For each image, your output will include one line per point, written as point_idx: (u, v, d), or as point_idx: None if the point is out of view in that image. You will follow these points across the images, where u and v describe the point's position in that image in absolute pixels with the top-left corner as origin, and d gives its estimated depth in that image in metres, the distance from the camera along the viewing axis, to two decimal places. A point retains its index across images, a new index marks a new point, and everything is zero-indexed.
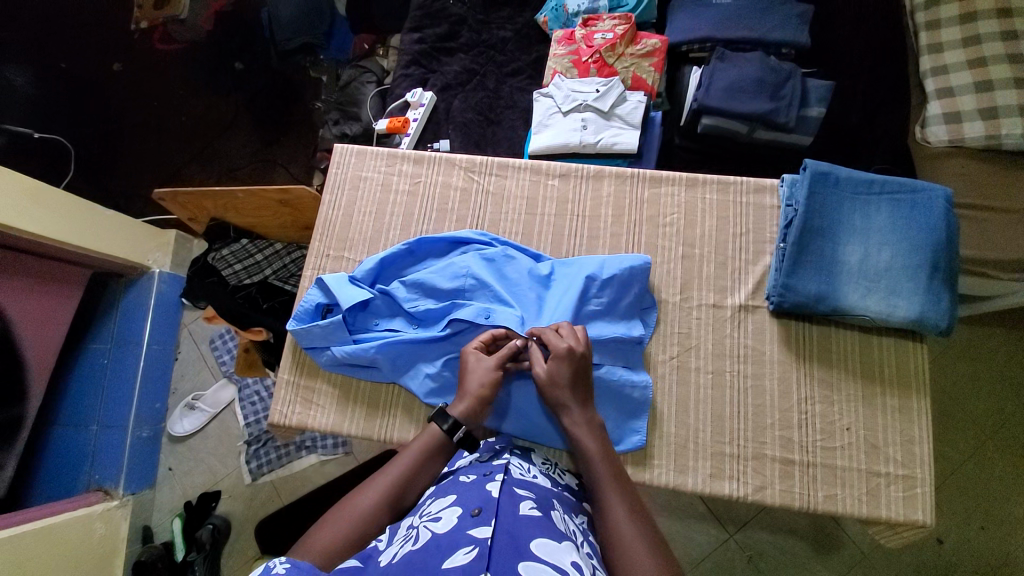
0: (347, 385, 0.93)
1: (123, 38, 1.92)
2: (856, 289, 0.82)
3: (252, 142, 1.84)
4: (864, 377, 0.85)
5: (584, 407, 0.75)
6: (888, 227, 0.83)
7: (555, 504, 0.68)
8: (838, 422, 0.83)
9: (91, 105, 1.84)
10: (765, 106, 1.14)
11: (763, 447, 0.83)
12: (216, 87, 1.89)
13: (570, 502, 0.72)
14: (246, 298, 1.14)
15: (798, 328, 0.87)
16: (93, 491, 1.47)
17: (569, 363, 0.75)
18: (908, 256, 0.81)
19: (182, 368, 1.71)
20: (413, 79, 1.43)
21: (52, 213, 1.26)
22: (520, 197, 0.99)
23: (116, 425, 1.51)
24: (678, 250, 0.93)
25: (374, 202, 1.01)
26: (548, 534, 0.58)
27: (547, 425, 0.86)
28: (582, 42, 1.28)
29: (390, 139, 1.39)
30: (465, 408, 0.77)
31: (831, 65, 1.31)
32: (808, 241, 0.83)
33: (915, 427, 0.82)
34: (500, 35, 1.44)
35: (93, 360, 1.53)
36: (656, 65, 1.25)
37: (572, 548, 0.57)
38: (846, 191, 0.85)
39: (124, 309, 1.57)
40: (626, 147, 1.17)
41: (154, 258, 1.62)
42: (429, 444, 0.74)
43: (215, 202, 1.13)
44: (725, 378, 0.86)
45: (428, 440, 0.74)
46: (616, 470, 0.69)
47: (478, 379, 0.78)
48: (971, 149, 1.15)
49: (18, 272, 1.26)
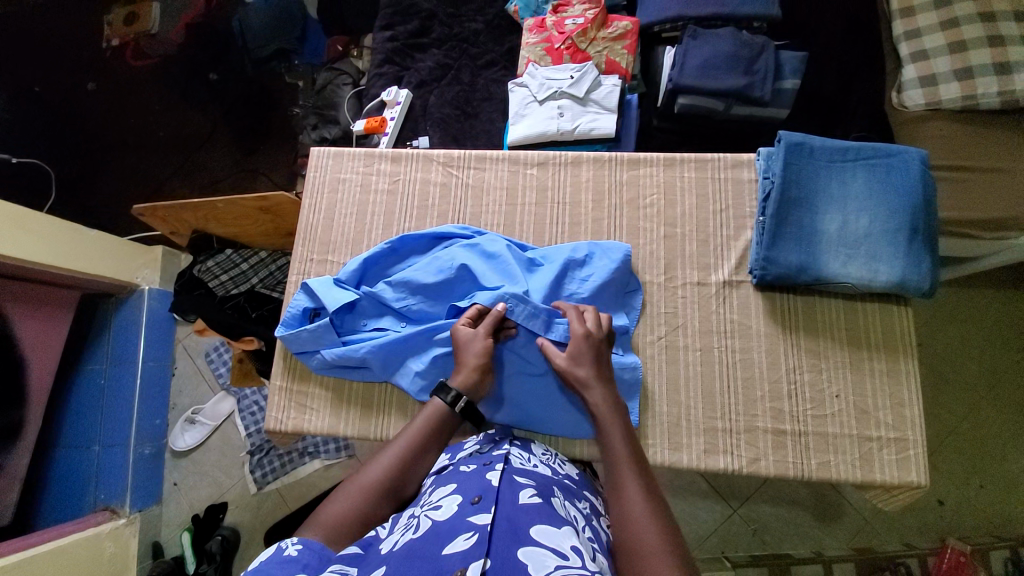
0: (339, 388, 0.93)
1: (95, 57, 1.90)
2: (836, 257, 0.82)
3: (233, 152, 1.83)
4: (850, 343, 0.86)
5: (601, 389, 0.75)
6: (864, 193, 0.83)
7: (556, 490, 0.69)
8: (827, 390, 0.84)
9: (69, 126, 1.83)
10: (739, 82, 1.14)
11: (755, 419, 0.83)
12: (193, 99, 1.87)
13: (571, 489, 0.73)
14: (235, 308, 1.13)
15: (782, 300, 0.88)
16: (100, 511, 1.48)
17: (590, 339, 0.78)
18: (886, 220, 0.81)
19: (180, 383, 1.71)
20: (387, 77, 1.42)
21: (39, 237, 1.26)
22: (499, 188, 0.99)
23: (118, 443, 1.52)
24: (660, 231, 0.93)
25: (355, 203, 1.01)
26: (549, 520, 0.58)
27: (546, 412, 0.86)
28: (554, 29, 1.28)
29: (368, 140, 1.39)
30: (464, 378, 0.78)
31: (803, 36, 1.30)
32: (786, 213, 0.84)
33: (905, 390, 0.83)
34: (472, 28, 1.43)
35: (91, 381, 1.54)
36: (628, 47, 1.24)
37: (571, 533, 0.57)
38: (820, 160, 0.85)
39: (117, 329, 1.57)
40: (604, 132, 1.16)
41: (143, 275, 1.62)
42: (430, 422, 0.75)
43: (197, 215, 1.12)
44: (713, 354, 0.87)
45: (430, 416, 0.75)
46: (635, 452, 0.70)
47: (472, 349, 0.79)
48: (947, 111, 1.15)
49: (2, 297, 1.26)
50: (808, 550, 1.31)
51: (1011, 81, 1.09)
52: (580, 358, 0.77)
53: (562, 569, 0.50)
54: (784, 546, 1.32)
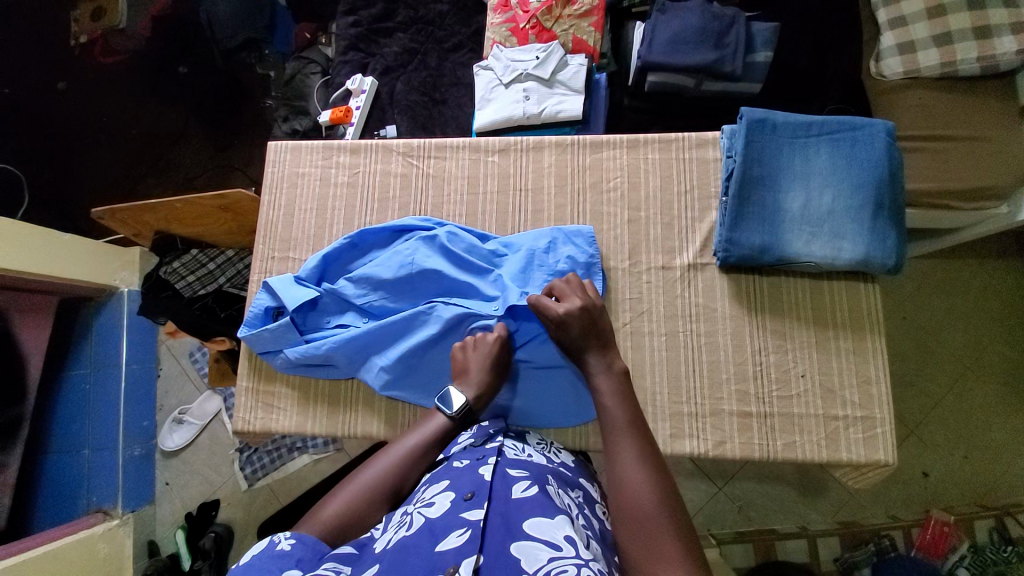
0: (307, 388, 0.92)
1: (60, 54, 1.84)
2: (799, 236, 0.81)
3: (205, 148, 1.80)
4: (816, 323, 0.84)
5: (604, 361, 0.73)
6: (828, 169, 0.81)
7: (550, 479, 0.68)
8: (794, 369, 0.83)
9: (36, 128, 1.79)
10: (709, 56, 1.10)
11: (721, 402, 0.83)
12: (163, 95, 1.83)
13: (565, 478, 0.72)
14: (203, 309, 1.11)
15: (748, 281, 0.86)
16: (93, 513, 1.49)
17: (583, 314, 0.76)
18: (850, 196, 0.79)
19: (166, 384, 1.69)
20: (352, 65, 1.38)
21: (8, 244, 1.24)
22: (460, 177, 0.97)
23: (107, 446, 1.52)
24: (624, 215, 0.91)
25: (314, 198, 0.99)
26: (543, 513, 0.58)
27: (540, 409, 0.86)
28: (518, 8, 1.24)
29: (335, 131, 1.36)
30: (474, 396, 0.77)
31: (778, 5, 1.26)
32: (749, 192, 0.82)
33: (872, 367, 0.82)
34: (437, 10, 1.39)
35: (76, 385, 1.54)
36: (595, 24, 1.20)
37: (565, 523, 0.57)
38: (784, 136, 0.82)
39: (98, 332, 1.57)
40: (570, 114, 1.13)
41: (122, 277, 1.60)
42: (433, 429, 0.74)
43: (158, 216, 1.10)
44: (679, 339, 0.85)
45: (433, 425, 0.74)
46: (632, 414, 0.68)
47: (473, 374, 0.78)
48: (926, 79, 1.12)
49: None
50: (793, 525, 1.32)
51: (992, 45, 1.06)
52: (585, 337, 0.75)
53: (555, 562, 0.50)
54: (769, 523, 1.33)
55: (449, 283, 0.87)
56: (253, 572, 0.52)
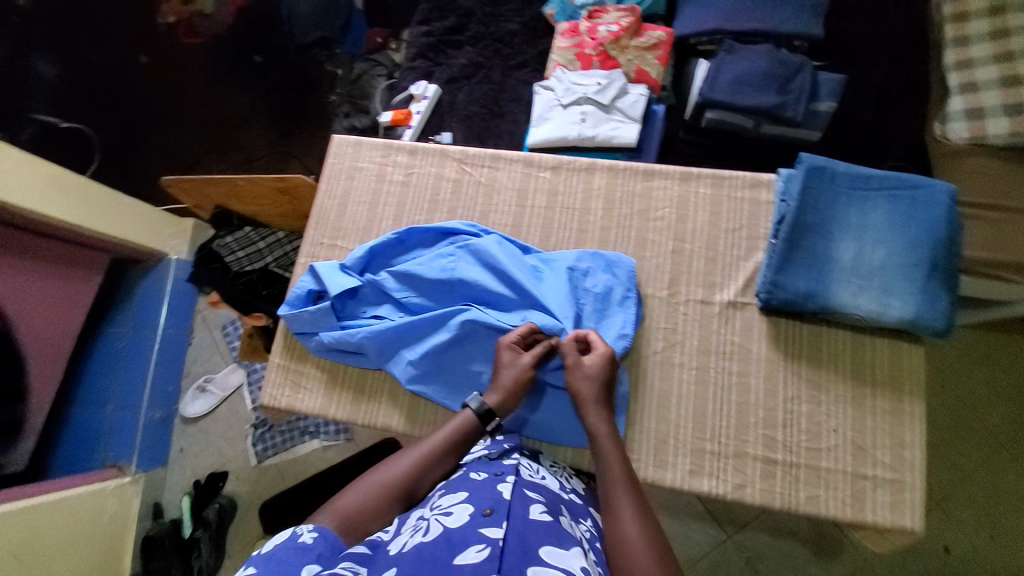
0: (334, 373, 0.94)
1: (149, 32, 1.98)
2: (847, 287, 0.79)
3: (269, 134, 1.89)
4: (855, 379, 0.82)
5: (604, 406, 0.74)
6: (884, 224, 0.80)
7: (563, 508, 0.68)
8: (825, 423, 0.80)
9: (116, 95, 1.91)
10: (771, 100, 1.12)
11: (745, 445, 0.81)
12: (236, 78, 1.94)
13: (577, 509, 0.71)
14: (246, 285, 1.18)
15: (788, 327, 0.85)
16: (108, 467, 1.53)
17: (602, 376, 0.76)
18: (905, 254, 0.78)
19: (195, 352, 1.76)
20: (419, 72, 1.44)
21: (74, 200, 1.33)
22: (511, 188, 0.99)
23: (130, 406, 1.58)
24: (668, 244, 0.91)
25: (368, 192, 1.03)
26: (559, 542, 0.58)
27: (545, 422, 0.85)
28: (587, 34, 1.27)
29: (393, 132, 1.42)
30: (499, 398, 0.77)
31: (846, 58, 1.26)
32: (800, 238, 0.81)
33: (906, 431, 0.79)
34: (507, 28, 1.44)
35: (110, 343, 1.60)
36: (661, 58, 1.24)
37: (580, 555, 0.57)
38: (842, 187, 0.81)
39: (141, 295, 1.64)
40: (624, 141, 1.15)
41: (172, 245, 1.68)
42: (457, 430, 0.75)
43: (218, 191, 1.16)
44: (710, 375, 0.84)
45: (455, 427, 0.75)
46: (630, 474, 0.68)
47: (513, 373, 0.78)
48: (991, 148, 1.08)
49: (24, 252, 1.28)
50: None
51: None
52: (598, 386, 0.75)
53: None
54: None
55: (491, 292, 0.89)
56: (276, 560, 0.54)
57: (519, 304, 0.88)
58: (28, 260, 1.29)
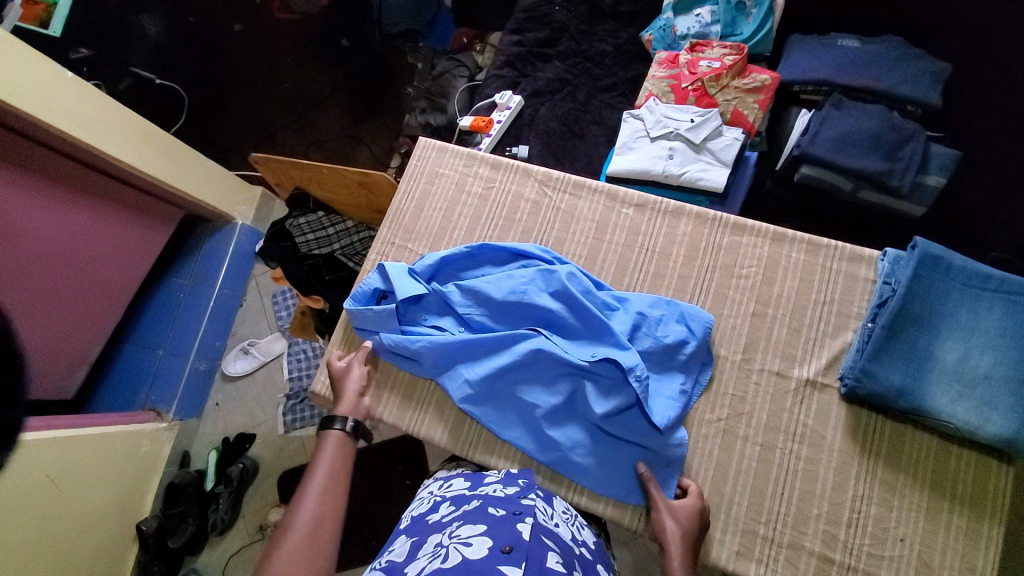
0: (383, 374, 0.95)
1: (247, 3, 2.06)
2: (946, 391, 0.73)
3: (344, 117, 1.89)
4: (933, 489, 0.75)
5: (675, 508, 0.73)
6: (998, 330, 0.73)
7: (577, 565, 0.64)
8: (893, 531, 0.74)
9: (208, 59, 1.98)
10: (876, 166, 1.04)
11: (802, 537, 0.76)
12: (320, 57, 1.97)
13: (589, 568, 0.67)
14: (312, 267, 1.19)
15: (869, 418, 0.79)
16: (147, 410, 1.56)
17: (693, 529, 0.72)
18: (1019, 367, 0.71)
19: (244, 315, 1.81)
20: (505, 81, 1.43)
21: (160, 155, 1.37)
22: (590, 220, 0.96)
23: (179, 354, 1.62)
24: (748, 306, 0.87)
25: (445, 200, 1.03)
26: None
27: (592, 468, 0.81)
28: (685, 67, 1.23)
29: (471, 137, 1.41)
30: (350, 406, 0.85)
31: (963, 130, 1.16)
32: (900, 328, 0.75)
33: (981, 556, 0.72)
34: (600, 49, 1.42)
35: (171, 293, 1.66)
36: (761, 102, 1.17)
37: None
38: (955, 281, 0.75)
39: (205, 253, 1.69)
40: (710, 185, 1.10)
41: (239, 211, 1.73)
42: (334, 449, 0.77)
43: (301, 174, 1.20)
44: (774, 454, 0.79)
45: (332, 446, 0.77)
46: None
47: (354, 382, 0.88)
48: None
49: (106, 198, 1.31)
50: None
51: None
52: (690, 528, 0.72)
53: None
54: None
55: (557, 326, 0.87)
56: None
57: (584, 342, 0.85)
58: (109, 206, 1.32)
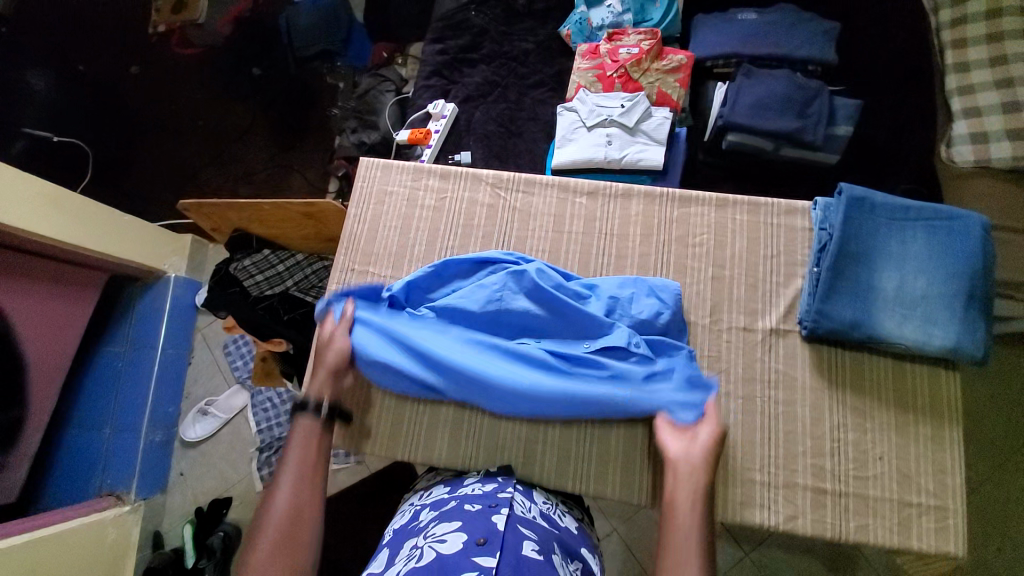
0: (365, 409, 0.93)
1: (139, 42, 1.92)
2: (891, 316, 0.81)
3: (269, 147, 1.80)
4: (898, 407, 0.84)
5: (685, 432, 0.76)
6: (923, 254, 0.82)
7: (555, 546, 0.68)
8: (871, 452, 0.82)
9: (105, 107, 1.83)
10: (792, 125, 1.13)
11: (795, 475, 0.81)
12: (230, 87, 1.85)
13: (569, 545, 0.71)
14: (266, 309, 1.12)
15: (831, 354, 0.86)
16: (105, 496, 1.44)
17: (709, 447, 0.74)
18: (945, 284, 0.80)
19: (196, 372, 1.68)
20: (434, 90, 1.43)
21: (71, 217, 1.25)
22: (547, 214, 0.98)
23: (130, 428, 1.49)
24: (708, 271, 0.92)
25: (399, 216, 1.01)
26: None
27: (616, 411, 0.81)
28: (607, 56, 1.28)
29: (410, 150, 1.39)
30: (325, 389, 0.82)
31: (858, 82, 1.28)
32: (843, 267, 0.82)
33: (947, 457, 0.81)
34: (522, 48, 1.44)
35: (109, 363, 1.52)
36: (681, 81, 1.24)
37: None
38: (882, 217, 0.83)
39: (140, 314, 1.55)
40: (650, 163, 1.15)
41: (171, 262, 1.60)
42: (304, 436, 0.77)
43: (240, 215, 1.14)
44: (756, 404, 0.85)
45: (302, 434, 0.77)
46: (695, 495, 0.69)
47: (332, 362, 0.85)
48: (996, 170, 1.13)
49: (10, 273, 1.18)
50: None
51: None
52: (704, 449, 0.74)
53: None
54: None
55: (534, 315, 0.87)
56: None
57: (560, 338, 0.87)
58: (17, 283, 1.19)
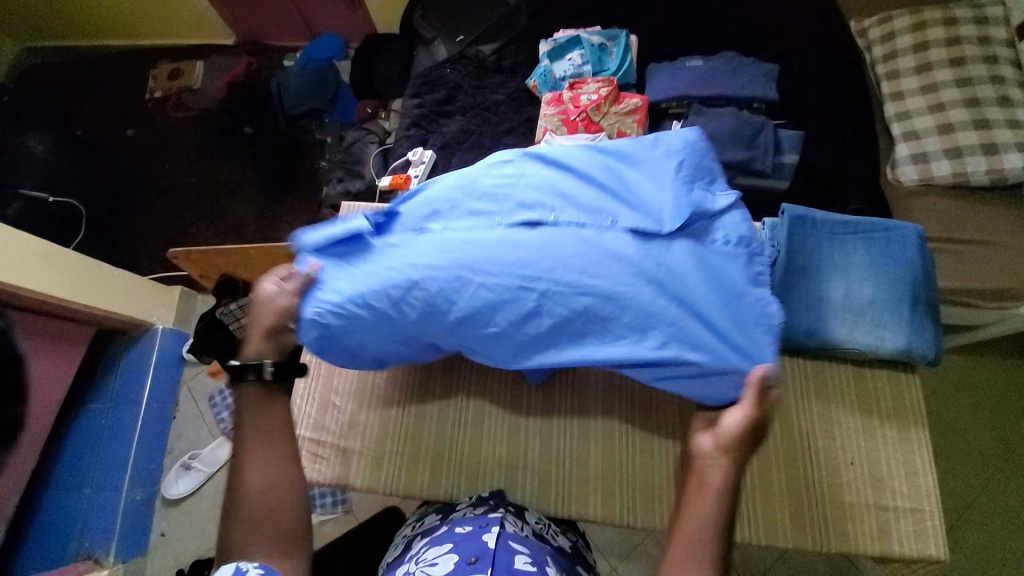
0: (348, 447, 0.93)
1: (137, 107, 2.05)
2: (842, 323, 0.86)
3: (258, 199, 1.87)
4: (863, 411, 0.87)
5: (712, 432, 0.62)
6: (866, 263, 0.87)
7: (550, 562, 0.68)
8: (842, 457, 0.84)
9: (102, 168, 1.93)
10: (742, 155, 1.23)
11: (771, 485, 0.83)
12: (223, 146, 1.97)
13: (566, 563, 0.71)
14: None
15: (793, 364, 0.90)
16: (83, 560, 1.40)
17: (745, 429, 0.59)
18: (889, 290, 0.85)
19: (180, 425, 1.66)
20: (413, 140, 1.53)
21: (63, 275, 1.30)
22: None
23: (110, 487, 1.45)
24: None
25: None
26: None
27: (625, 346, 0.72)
28: (570, 103, 1.39)
29: (392, 195, 1.47)
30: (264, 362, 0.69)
31: (803, 115, 1.40)
32: (793, 280, 0.88)
33: (918, 458, 0.83)
34: (493, 99, 1.56)
35: (92, 420, 1.48)
36: (638, 121, 1.35)
37: None
38: (824, 231, 0.90)
39: (124, 367, 1.55)
40: None
41: (159, 315, 1.63)
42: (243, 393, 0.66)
43: (227, 261, 1.21)
44: None
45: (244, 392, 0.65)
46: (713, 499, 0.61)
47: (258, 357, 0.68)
48: (941, 187, 1.22)
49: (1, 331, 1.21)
50: None
51: (1000, 160, 1.15)
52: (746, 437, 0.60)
53: None
54: None
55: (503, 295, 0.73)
56: None
57: (596, 267, 0.70)
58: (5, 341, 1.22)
